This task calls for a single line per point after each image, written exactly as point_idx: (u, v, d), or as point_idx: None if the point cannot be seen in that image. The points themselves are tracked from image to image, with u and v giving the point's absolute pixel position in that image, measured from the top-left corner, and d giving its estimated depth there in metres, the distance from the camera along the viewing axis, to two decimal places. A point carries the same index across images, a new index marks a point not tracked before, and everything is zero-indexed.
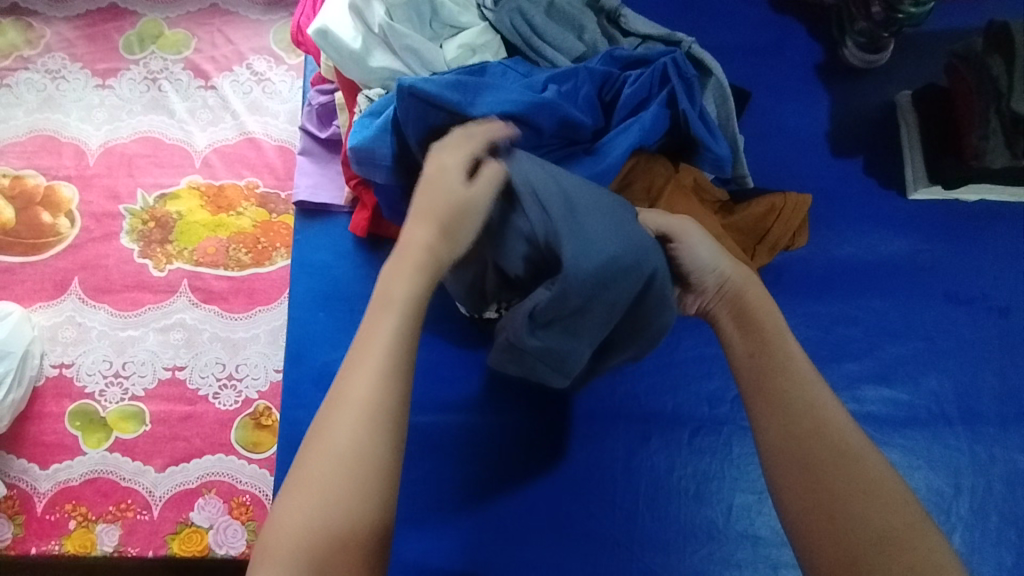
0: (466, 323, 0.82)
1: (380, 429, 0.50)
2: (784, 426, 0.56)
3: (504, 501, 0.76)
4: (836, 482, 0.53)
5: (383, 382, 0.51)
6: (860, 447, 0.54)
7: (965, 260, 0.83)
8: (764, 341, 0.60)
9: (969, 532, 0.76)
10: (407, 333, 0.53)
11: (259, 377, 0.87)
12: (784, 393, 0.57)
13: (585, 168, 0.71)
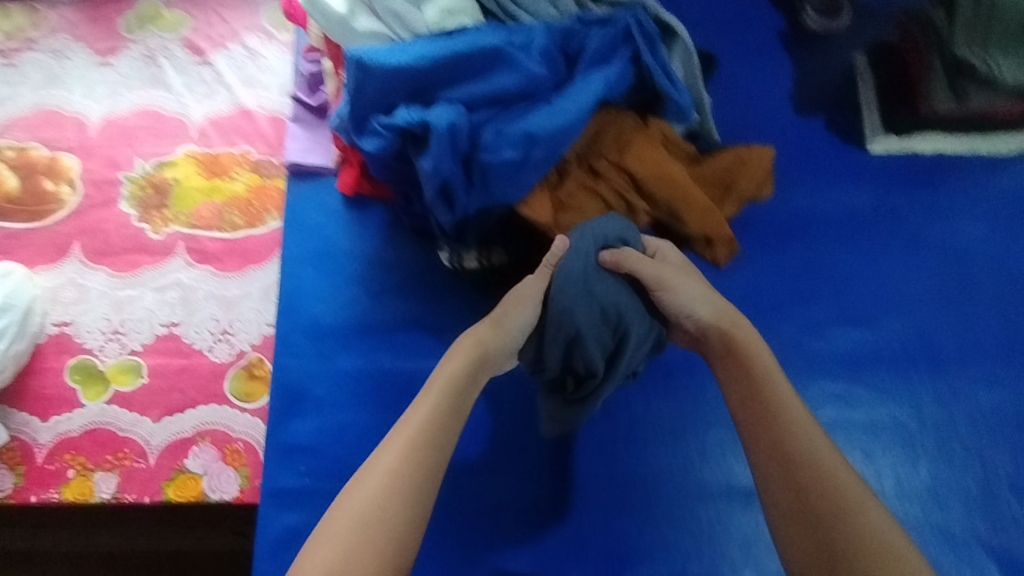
0: (450, 275, 0.88)
1: (410, 485, 0.62)
2: (789, 463, 0.63)
3: (489, 440, 0.81)
4: (828, 510, 0.60)
5: (414, 465, 0.63)
6: (853, 484, 0.62)
7: (926, 208, 0.87)
8: (754, 386, 0.67)
9: (934, 465, 0.79)
10: (439, 434, 0.65)
11: (251, 331, 0.90)
12: (786, 445, 0.64)
13: (552, 111, 0.74)
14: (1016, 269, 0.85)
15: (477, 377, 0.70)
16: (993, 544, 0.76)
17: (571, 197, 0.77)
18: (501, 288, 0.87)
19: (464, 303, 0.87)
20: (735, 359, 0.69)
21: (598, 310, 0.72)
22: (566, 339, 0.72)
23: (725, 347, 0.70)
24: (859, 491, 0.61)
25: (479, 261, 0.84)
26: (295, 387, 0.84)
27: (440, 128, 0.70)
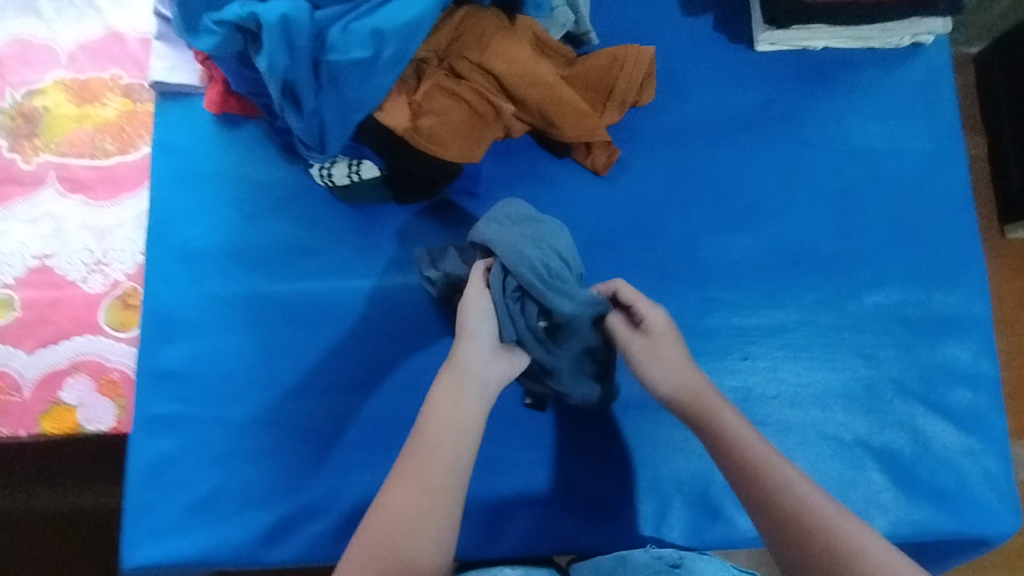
0: (325, 195, 0.84)
1: (428, 529, 0.57)
2: (768, 512, 0.57)
3: (366, 359, 0.81)
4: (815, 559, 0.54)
5: (429, 499, 0.58)
6: (836, 516, 0.56)
7: (816, 106, 0.83)
8: (718, 430, 0.62)
9: (817, 367, 0.78)
10: (435, 468, 0.60)
11: (126, 260, 0.87)
12: (771, 496, 0.57)
13: (394, 7, 0.69)
14: (908, 166, 0.82)
15: (460, 386, 0.65)
16: (877, 444, 0.76)
17: (429, 100, 0.74)
18: (378, 204, 0.84)
19: (338, 222, 0.83)
20: (706, 420, 0.63)
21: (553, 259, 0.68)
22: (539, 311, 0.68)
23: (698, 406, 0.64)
24: (849, 525, 0.55)
25: (350, 174, 0.80)
26: (164, 313, 0.81)
27: (272, 25, 0.66)
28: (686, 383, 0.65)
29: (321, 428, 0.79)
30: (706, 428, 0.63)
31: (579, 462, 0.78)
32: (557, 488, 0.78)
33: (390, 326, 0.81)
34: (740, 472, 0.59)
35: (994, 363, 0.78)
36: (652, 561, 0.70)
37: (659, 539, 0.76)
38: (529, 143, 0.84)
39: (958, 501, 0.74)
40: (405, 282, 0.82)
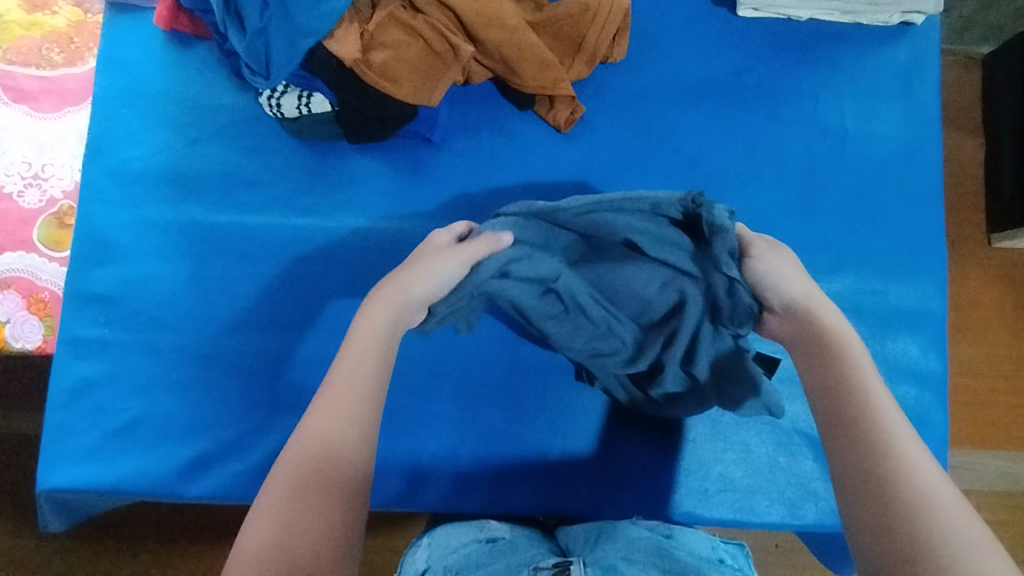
0: (275, 127, 0.81)
1: (340, 431, 0.50)
2: (839, 417, 0.48)
3: (303, 300, 0.78)
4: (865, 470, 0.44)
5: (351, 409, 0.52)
6: (907, 438, 0.45)
7: (792, 81, 0.80)
8: (821, 340, 0.53)
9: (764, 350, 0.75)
10: (354, 376, 0.53)
11: (65, 178, 0.84)
12: (841, 391, 0.49)
13: None
14: (879, 152, 0.79)
15: (396, 309, 0.60)
16: None
17: (383, 32, 0.72)
18: (328, 141, 0.80)
19: (288, 156, 0.80)
20: (815, 336, 0.54)
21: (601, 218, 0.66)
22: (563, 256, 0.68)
23: (805, 318, 0.55)
24: (897, 428, 0.46)
25: (300, 106, 0.76)
26: (98, 234, 0.79)
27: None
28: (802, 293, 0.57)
29: (250, 366, 0.77)
30: (809, 337, 0.54)
31: (506, 423, 0.76)
32: (485, 447, 0.76)
33: (328, 268, 0.78)
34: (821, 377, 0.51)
35: (944, 361, 0.76)
36: (642, 529, 0.69)
37: (583, 507, 0.75)
38: (491, 92, 0.81)
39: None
40: (349, 224, 0.79)
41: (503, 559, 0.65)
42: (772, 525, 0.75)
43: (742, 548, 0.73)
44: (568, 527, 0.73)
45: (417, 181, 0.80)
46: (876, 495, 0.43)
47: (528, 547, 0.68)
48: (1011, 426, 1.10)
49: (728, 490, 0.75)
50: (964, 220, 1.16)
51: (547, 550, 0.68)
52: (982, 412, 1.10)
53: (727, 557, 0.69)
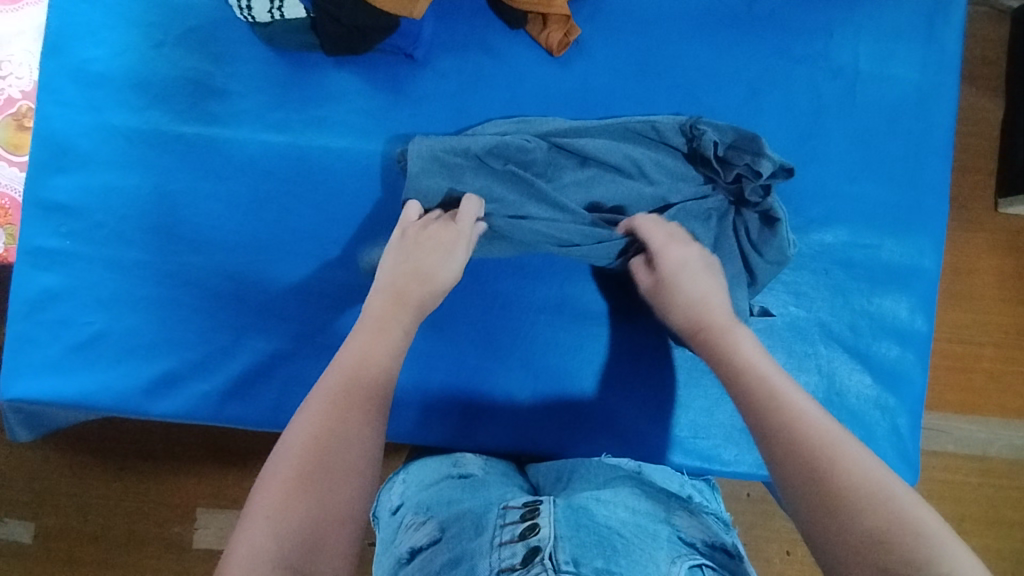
0: (247, 32, 0.75)
1: (348, 437, 0.51)
2: (758, 416, 0.51)
3: (270, 222, 0.74)
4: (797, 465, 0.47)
5: (369, 362, 0.57)
6: (819, 423, 0.49)
7: (806, 14, 0.74)
8: (725, 347, 0.59)
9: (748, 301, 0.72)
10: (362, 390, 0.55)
11: (24, 77, 0.79)
12: (736, 378, 0.55)
13: None
14: (891, 98, 0.74)
15: (426, 251, 0.66)
16: None
17: None
18: (303, 51, 0.75)
19: (260, 66, 0.75)
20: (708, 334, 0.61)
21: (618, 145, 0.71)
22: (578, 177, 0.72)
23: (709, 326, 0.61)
24: (795, 395, 0.52)
25: (272, 10, 0.70)
26: (57, 138, 0.74)
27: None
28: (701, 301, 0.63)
29: (214, 287, 0.74)
30: (717, 355, 0.59)
31: (478, 358, 0.75)
32: (456, 382, 0.75)
33: (300, 188, 0.74)
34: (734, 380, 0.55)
35: (930, 322, 0.74)
36: (614, 463, 0.70)
37: (550, 447, 0.75)
38: (481, 8, 0.75)
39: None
40: (322, 143, 0.74)
41: (475, 493, 0.64)
42: (739, 475, 0.75)
43: (710, 486, 0.73)
44: (541, 465, 0.73)
45: (397, 102, 0.75)
46: (811, 478, 0.46)
47: (502, 482, 0.67)
48: (991, 392, 1.10)
49: (698, 437, 0.75)
50: (974, 182, 1.11)
51: (518, 484, 0.68)
52: (964, 377, 1.10)
53: (696, 494, 0.69)
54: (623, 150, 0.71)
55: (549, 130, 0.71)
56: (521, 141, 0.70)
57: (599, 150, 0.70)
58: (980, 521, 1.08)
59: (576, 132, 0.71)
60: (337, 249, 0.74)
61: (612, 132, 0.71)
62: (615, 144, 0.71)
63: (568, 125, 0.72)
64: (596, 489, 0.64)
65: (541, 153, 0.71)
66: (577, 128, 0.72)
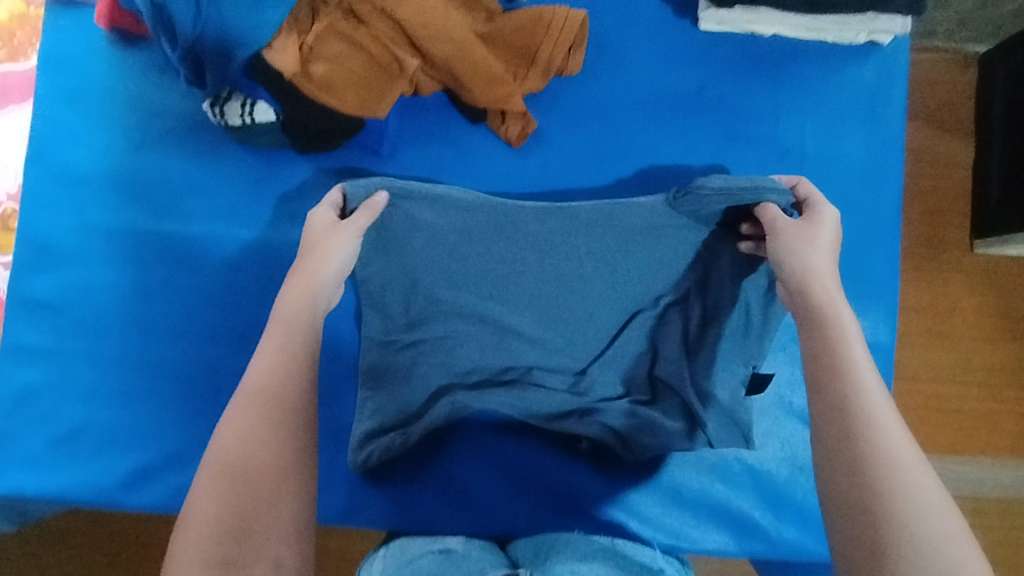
0: (220, 134, 0.78)
1: (270, 433, 0.52)
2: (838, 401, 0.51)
3: (246, 314, 0.77)
4: (862, 479, 0.47)
5: (286, 356, 0.57)
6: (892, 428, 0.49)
7: (753, 98, 0.77)
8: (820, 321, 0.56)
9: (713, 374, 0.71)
10: (278, 388, 0.55)
11: (10, 179, 0.82)
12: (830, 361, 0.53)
13: None
14: (839, 177, 0.77)
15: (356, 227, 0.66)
16: (756, 460, 0.77)
17: (320, 43, 0.68)
18: (275, 149, 0.78)
19: (234, 164, 0.78)
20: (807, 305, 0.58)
21: (573, 232, 0.71)
22: (534, 269, 0.73)
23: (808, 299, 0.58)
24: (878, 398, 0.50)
25: (243, 114, 0.73)
26: (40, 239, 0.77)
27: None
28: (807, 276, 0.59)
29: (192, 379, 0.76)
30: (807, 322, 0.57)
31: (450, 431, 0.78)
32: (427, 454, 0.77)
33: (273, 277, 0.77)
34: (824, 375, 0.52)
35: (890, 392, 0.76)
36: (588, 539, 0.71)
37: (523, 525, 0.76)
38: (443, 103, 0.79)
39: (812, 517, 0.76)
40: (293, 236, 0.77)
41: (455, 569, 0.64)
42: (709, 552, 0.76)
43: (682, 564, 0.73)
44: (516, 542, 0.74)
45: None
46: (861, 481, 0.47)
47: (481, 558, 0.68)
48: (973, 438, 1.10)
49: (667, 514, 0.76)
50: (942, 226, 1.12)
51: (497, 558, 0.69)
52: (947, 421, 1.10)
53: (668, 567, 0.69)
54: (574, 238, 0.71)
55: (501, 216, 0.71)
56: (471, 239, 0.72)
57: (550, 244, 0.71)
58: None
59: (531, 218, 0.71)
60: None
61: (568, 217, 0.70)
62: (569, 230, 0.71)
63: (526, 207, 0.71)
64: (574, 563, 0.65)
65: (494, 246, 0.72)
66: (531, 213, 0.70)
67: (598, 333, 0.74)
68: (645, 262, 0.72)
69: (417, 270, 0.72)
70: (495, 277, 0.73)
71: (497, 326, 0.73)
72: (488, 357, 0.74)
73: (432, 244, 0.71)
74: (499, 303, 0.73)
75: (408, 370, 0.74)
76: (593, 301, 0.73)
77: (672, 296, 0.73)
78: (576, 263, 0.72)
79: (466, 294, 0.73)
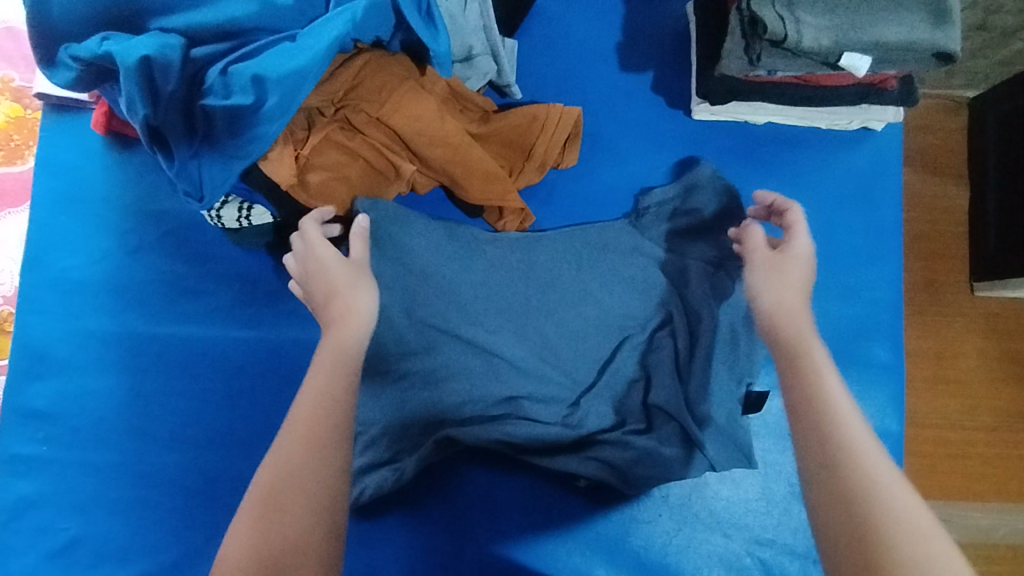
0: (218, 235, 0.78)
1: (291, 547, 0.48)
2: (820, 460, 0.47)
3: (245, 416, 0.76)
4: (859, 543, 0.43)
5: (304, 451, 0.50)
6: (890, 485, 0.45)
7: (749, 186, 0.78)
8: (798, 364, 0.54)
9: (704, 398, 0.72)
10: (295, 487, 0.49)
11: (5, 283, 0.82)
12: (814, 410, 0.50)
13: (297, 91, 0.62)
14: (838, 262, 0.77)
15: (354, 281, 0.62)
16: (768, 557, 0.74)
17: (316, 153, 0.68)
18: (273, 249, 0.78)
19: (231, 264, 0.78)
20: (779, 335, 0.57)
21: (561, 259, 0.77)
22: (525, 293, 0.76)
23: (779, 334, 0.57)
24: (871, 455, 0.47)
25: (240, 218, 0.73)
26: (35, 346, 0.76)
27: (127, 66, 0.58)
28: (782, 302, 0.59)
29: (189, 485, 0.75)
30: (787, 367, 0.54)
31: (448, 467, 0.75)
32: (422, 517, 0.74)
33: (271, 378, 0.76)
34: (805, 429, 0.49)
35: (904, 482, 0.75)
36: None
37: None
38: (440, 198, 0.80)
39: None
40: (292, 335, 0.77)
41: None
42: None
43: None
44: None
45: None
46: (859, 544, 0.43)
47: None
48: None
49: None
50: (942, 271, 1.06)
51: None
52: None
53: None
54: (563, 264, 0.76)
55: (492, 244, 0.77)
56: (465, 262, 0.76)
57: (539, 270, 0.76)
58: None
59: (520, 246, 0.77)
60: None
61: (552, 245, 0.77)
62: (555, 257, 0.77)
63: (513, 237, 0.77)
64: None
65: (486, 268, 0.76)
66: (521, 242, 0.77)
67: (591, 358, 0.75)
68: (627, 285, 0.76)
69: (412, 298, 0.74)
70: (488, 303, 0.76)
71: (492, 355, 0.75)
72: (482, 387, 0.74)
73: (426, 273, 0.75)
74: (492, 333, 0.75)
75: (398, 404, 0.73)
76: (584, 322, 0.76)
77: (655, 320, 0.76)
78: (556, 290, 0.76)
79: (459, 325, 0.75)
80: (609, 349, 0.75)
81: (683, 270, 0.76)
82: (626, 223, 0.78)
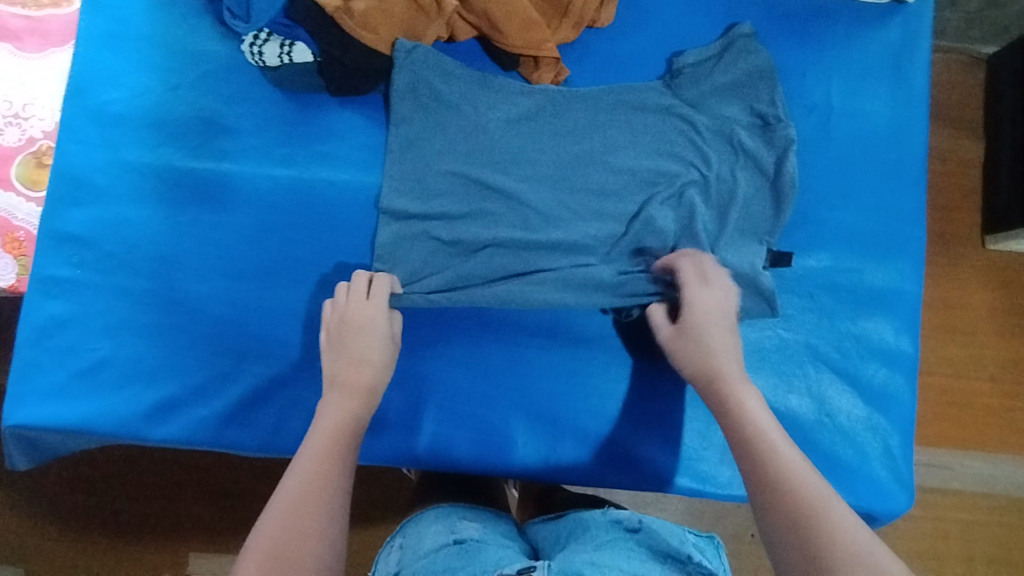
0: (256, 77, 0.80)
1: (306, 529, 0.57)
2: (755, 459, 0.57)
3: (276, 252, 0.77)
4: (795, 527, 0.52)
5: (318, 474, 0.61)
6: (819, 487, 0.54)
7: (782, 53, 0.79)
8: (731, 396, 0.63)
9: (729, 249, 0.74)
10: (312, 484, 0.60)
11: (47, 119, 0.84)
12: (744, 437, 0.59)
13: None
14: (864, 132, 0.78)
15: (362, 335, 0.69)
16: (782, 405, 0.75)
17: None
18: (310, 92, 0.79)
19: (268, 109, 0.79)
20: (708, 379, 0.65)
21: (595, 113, 0.78)
22: (557, 143, 0.77)
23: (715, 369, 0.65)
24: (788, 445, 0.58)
25: (281, 54, 0.75)
26: (74, 174, 0.78)
27: None
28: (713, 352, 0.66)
29: (220, 318, 0.76)
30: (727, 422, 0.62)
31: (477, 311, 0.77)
32: (447, 368, 0.76)
33: (302, 221, 0.78)
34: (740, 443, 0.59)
35: (915, 344, 0.78)
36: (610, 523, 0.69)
37: (564, 471, 0.76)
38: (478, 51, 0.81)
39: (841, 469, 0.74)
40: (326, 176, 0.78)
41: (470, 559, 0.63)
42: (738, 498, 0.76)
43: (713, 543, 0.71)
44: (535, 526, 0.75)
45: None
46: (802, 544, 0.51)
47: (500, 545, 0.67)
48: (994, 428, 1.07)
49: (697, 459, 0.76)
50: (957, 216, 1.11)
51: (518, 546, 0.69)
52: (968, 418, 1.07)
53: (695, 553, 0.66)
54: (595, 117, 0.78)
55: (527, 96, 0.78)
56: (498, 109, 0.77)
57: (571, 123, 0.78)
58: (989, 563, 1.06)
59: (554, 99, 0.78)
60: (339, 279, 0.77)
61: (587, 99, 0.78)
62: (588, 111, 0.78)
63: (549, 89, 0.78)
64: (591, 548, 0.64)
65: (520, 117, 0.77)
66: (555, 95, 0.78)
67: (616, 209, 0.76)
68: (657, 141, 0.77)
69: (441, 143, 0.76)
70: (518, 151, 0.77)
71: (519, 199, 0.76)
72: (506, 230, 0.76)
73: (459, 115, 0.77)
74: (520, 176, 0.77)
75: (432, 250, 0.76)
76: (612, 174, 0.77)
77: (684, 175, 0.76)
78: (587, 143, 0.77)
79: (490, 171, 0.76)
80: (636, 200, 0.76)
81: (715, 127, 0.77)
82: (659, 84, 0.79)
